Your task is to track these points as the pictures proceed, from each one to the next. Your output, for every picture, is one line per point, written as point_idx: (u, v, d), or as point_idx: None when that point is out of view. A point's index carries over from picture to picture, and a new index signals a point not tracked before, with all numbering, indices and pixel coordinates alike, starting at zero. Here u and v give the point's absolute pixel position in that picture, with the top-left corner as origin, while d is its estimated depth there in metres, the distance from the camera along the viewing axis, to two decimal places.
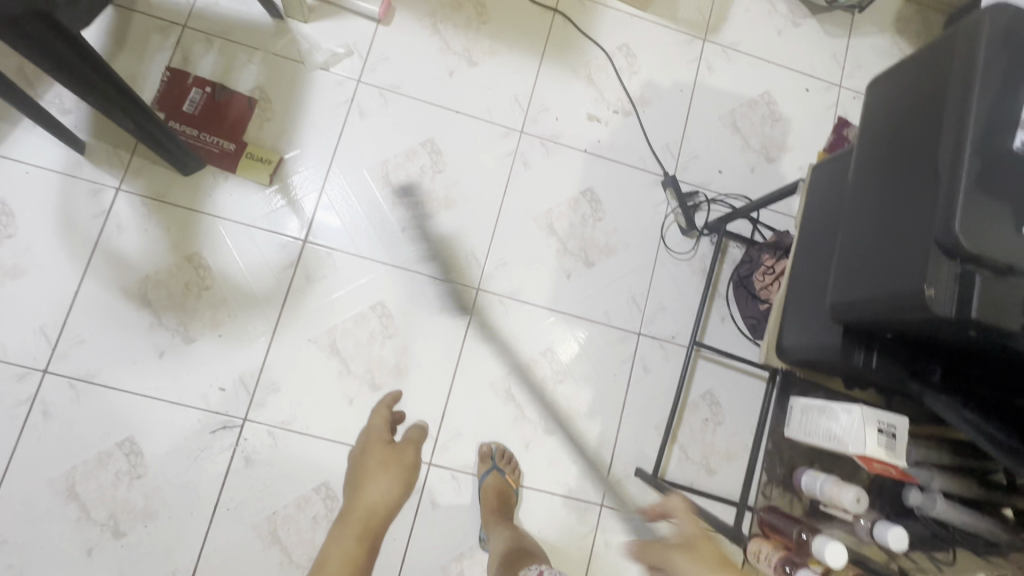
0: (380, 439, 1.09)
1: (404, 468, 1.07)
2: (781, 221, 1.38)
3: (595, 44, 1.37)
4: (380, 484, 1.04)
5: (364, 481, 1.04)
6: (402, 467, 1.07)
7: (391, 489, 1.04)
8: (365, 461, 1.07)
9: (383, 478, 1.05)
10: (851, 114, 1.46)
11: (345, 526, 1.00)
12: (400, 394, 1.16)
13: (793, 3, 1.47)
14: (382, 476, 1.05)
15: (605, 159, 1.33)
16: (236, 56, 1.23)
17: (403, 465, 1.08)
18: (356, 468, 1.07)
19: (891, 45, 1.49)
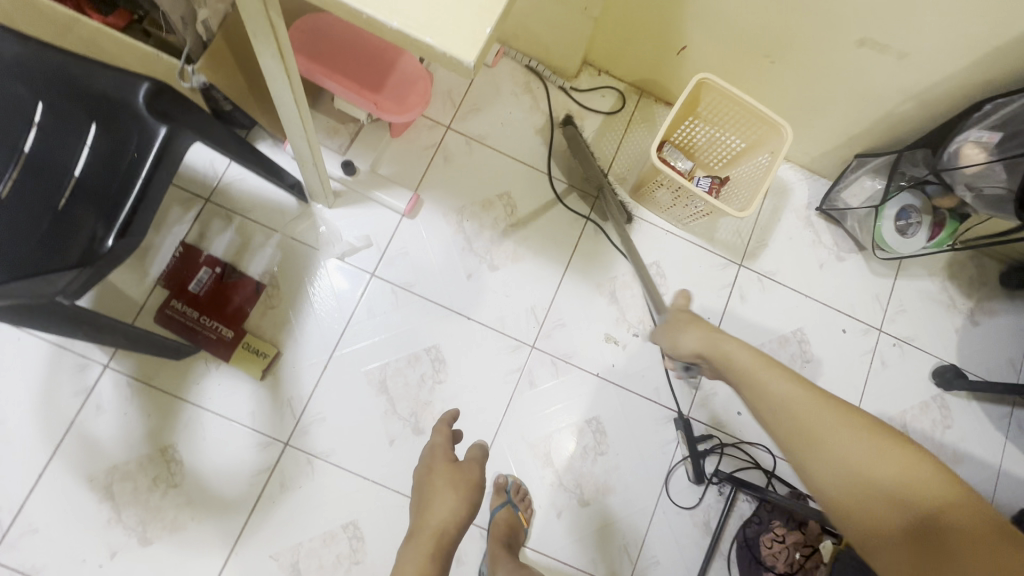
0: (443, 458, 1.01)
1: (469, 486, 0.97)
2: (798, 476, 1.27)
3: (624, 258, 1.32)
4: (447, 502, 0.94)
5: (429, 501, 0.94)
6: (467, 485, 0.97)
7: (457, 508, 0.93)
8: (429, 479, 0.98)
9: (450, 498, 0.94)
10: (889, 363, 1.36)
11: (416, 545, 0.89)
12: (456, 412, 1.09)
13: (839, 235, 1.40)
14: (448, 495, 0.95)
15: (617, 385, 1.26)
16: (253, 237, 1.20)
17: (469, 484, 0.98)
18: (420, 490, 0.98)
19: (939, 291, 1.40)
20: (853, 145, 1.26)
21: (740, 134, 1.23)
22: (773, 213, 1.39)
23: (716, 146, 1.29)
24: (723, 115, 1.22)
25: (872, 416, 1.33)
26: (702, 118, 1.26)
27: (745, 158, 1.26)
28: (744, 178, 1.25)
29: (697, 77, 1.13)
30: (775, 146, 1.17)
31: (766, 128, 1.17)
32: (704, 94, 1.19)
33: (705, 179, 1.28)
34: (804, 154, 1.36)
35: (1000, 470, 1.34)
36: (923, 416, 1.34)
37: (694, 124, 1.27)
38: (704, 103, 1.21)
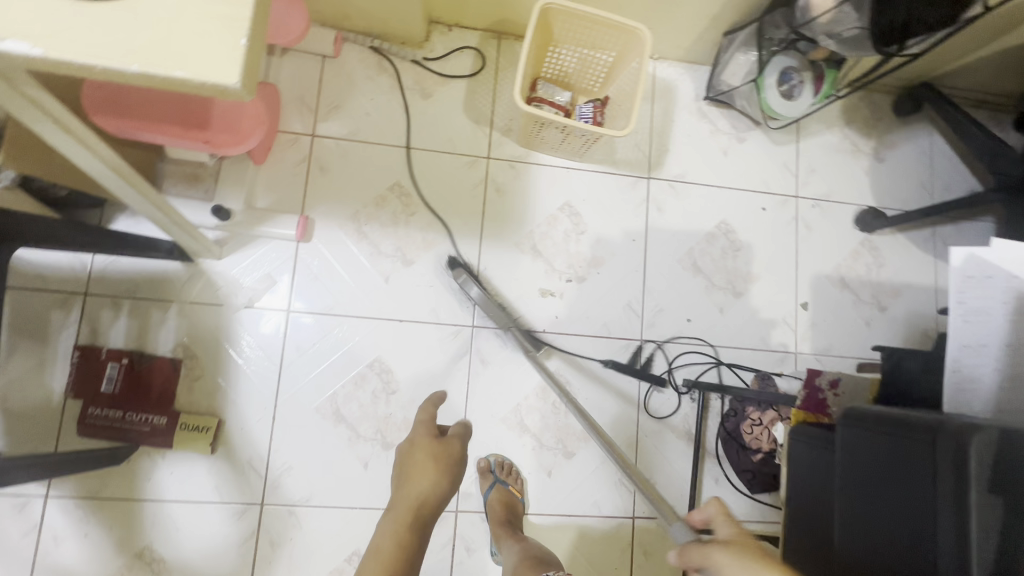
0: (425, 439, 0.96)
1: (451, 463, 0.94)
2: (759, 359, 1.32)
3: (534, 210, 1.29)
4: (426, 480, 0.92)
5: (407, 478, 0.93)
6: (450, 461, 0.94)
7: (437, 485, 0.92)
8: (409, 456, 0.95)
9: (430, 474, 0.93)
10: (813, 225, 1.38)
11: (392, 517, 0.90)
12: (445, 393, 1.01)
13: (734, 117, 1.39)
14: (429, 473, 0.93)
15: (567, 335, 1.26)
16: (150, 315, 1.13)
17: (452, 459, 0.95)
18: (400, 463, 0.96)
19: (841, 140, 1.42)
20: (719, 24, 1.23)
21: (603, 50, 1.19)
22: (665, 115, 1.36)
23: (587, 67, 1.25)
24: (582, 36, 1.17)
25: (812, 279, 1.37)
26: (564, 44, 1.20)
27: (618, 71, 1.22)
28: (622, 92, 1.22)
29: (539, 4, 1.07)
30: (640, 51, 1.13)
31: (626, 35, 1.13)
32: (554, 20, 1.14)
33: (586, 105, 1.24)
34: (677, 47, 1.33)
35: (936, 288, 1.40)
36: (857, 264, 1.39)
37: (557, 53, 1.22)
38: (558, 28, 1.16)
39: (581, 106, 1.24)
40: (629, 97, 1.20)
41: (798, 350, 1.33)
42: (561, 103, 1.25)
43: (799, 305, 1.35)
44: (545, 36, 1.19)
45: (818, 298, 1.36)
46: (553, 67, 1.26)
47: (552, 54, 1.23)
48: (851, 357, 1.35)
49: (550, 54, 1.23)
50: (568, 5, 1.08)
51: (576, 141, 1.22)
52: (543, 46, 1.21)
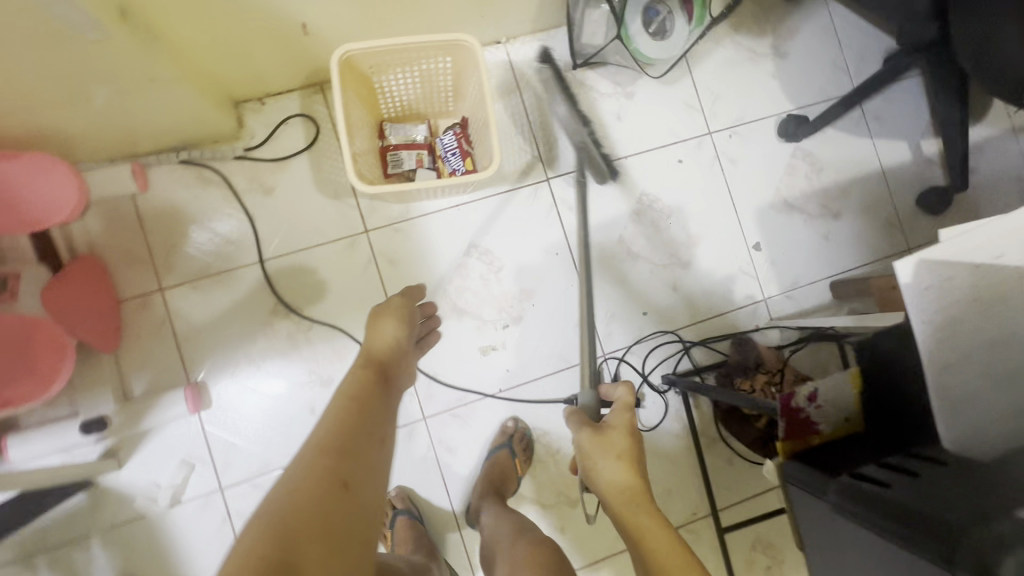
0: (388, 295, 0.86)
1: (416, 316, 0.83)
2: (730, 323, 1.21)
3: (440, 267, 1.13)
4: (390, 325, 0.77)
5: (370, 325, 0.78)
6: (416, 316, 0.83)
7: (405, 330, 0.78)
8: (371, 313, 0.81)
9: (395, 321, 0.79)
10: (737, 157, 1.24)
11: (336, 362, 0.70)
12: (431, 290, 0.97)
13: (614, 72, 1.20)
14: (396, 319, 0.79)
15: (526, 384, 1.13)
16: (73, 559, 0.99)
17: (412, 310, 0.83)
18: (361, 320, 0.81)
19: (736, 52, 1.25)
20: None
21: (434, 68, 0.99)
22: (540, 102, 1.18)
23: (429, 91, 1.05)
24: (403, 64, 0.97)
25: (756, 215, 1.24)
26: (390, 79, 1.01)
27: (463, 84, 1.03)
28: (476, 109, 1.02)
29: (335, 57, 0.87)
30: (473, 61, 0.94)
31: (450, 47, 0.93)
32: (364, 62, 0.94)
33: (446, 135, 1.06)
34: (523, 22, 1.13)
35: (883, 170, 1.29)
36: (795, 179, 1.26)
37: (388, 90, 1.03)
38: (375, 67, 0.96)
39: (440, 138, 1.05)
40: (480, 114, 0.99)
41: (767, 295, 1.23)
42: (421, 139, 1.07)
43: (752, 248, 1.23)
44: (365, 78, 0.99)
45: (768, 232, 1.24)
46: (392, 104, 1.07)
47: (385, 92, 1.03)
48: (821, 279, 1.25)
49: (381, 93, 1.04)
50: (369, 44, 0.89)
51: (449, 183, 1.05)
52: (369, 89, 1.02)
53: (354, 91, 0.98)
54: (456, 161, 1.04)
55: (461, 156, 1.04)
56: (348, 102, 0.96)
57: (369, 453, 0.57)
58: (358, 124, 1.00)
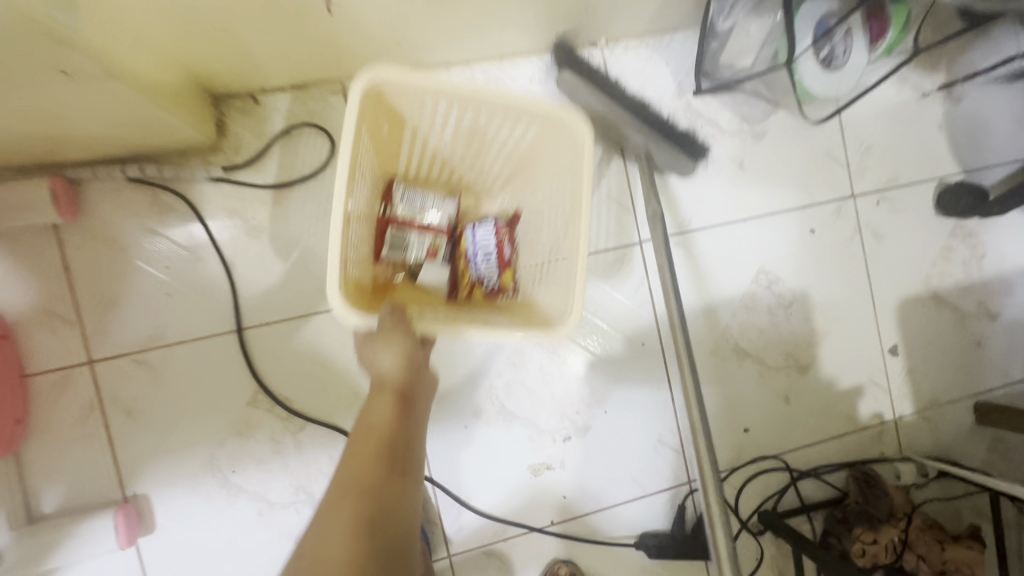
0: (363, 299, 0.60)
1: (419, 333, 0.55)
2: (848, 445, 0.93)
3: (487, 353, 0.83)
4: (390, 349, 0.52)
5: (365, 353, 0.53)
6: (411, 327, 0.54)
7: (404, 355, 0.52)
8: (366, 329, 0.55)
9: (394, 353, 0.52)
10: (883, 231, 0.94)
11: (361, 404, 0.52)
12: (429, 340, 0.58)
13: (741, 105, 0.89)
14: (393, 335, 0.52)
15: (585, 516, 0.85)
16: None
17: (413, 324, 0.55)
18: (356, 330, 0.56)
19: (900, 91, 0.94)
20: None
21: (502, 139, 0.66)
22: None
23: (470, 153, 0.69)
24: (450, 118, 0.63)
25: (896, 310, 0.95)
26: (434, 129, 0.65)
27: (531, 164, 0.68)
28: (540, 204, 0.68)
29: (355, 89, 0.54)
30: (568, 152, 0.62)
31: (540, 118, 0.61)
32: (402, 104, 0.61)
33: (484, 226, 0.69)
34: (632, 21, 0.81)
35: None
36: (950, 267, 0.96)
37: (422, 138, 0.67)
38: (422, 109, 0.62)
39: (472, 230, 0.69)
40: (547, 223, 0.66)
41: (897, 415, 0.95)
42: (433, 227, 0.69)
43: (887, 353, 0.95)
44: (386, 126, 0.64)
45: (909, 333, 0.95)
46: (420, 156, 0.70)
47: (410, 146, 0.68)
48: (966, 398, 0.97)
49: (410, 139, 0.67)
50: (418, 76, 0.56)
51: (467, 299, 0.69)
52: (395, 132, 0.65)
53: (374, 131, 0.62)
54: (487, 273, 0.68)
55: (498, 266, 0.68)
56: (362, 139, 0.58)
57: (408, 488, 0.47)
58: (365, 181, 0.62)
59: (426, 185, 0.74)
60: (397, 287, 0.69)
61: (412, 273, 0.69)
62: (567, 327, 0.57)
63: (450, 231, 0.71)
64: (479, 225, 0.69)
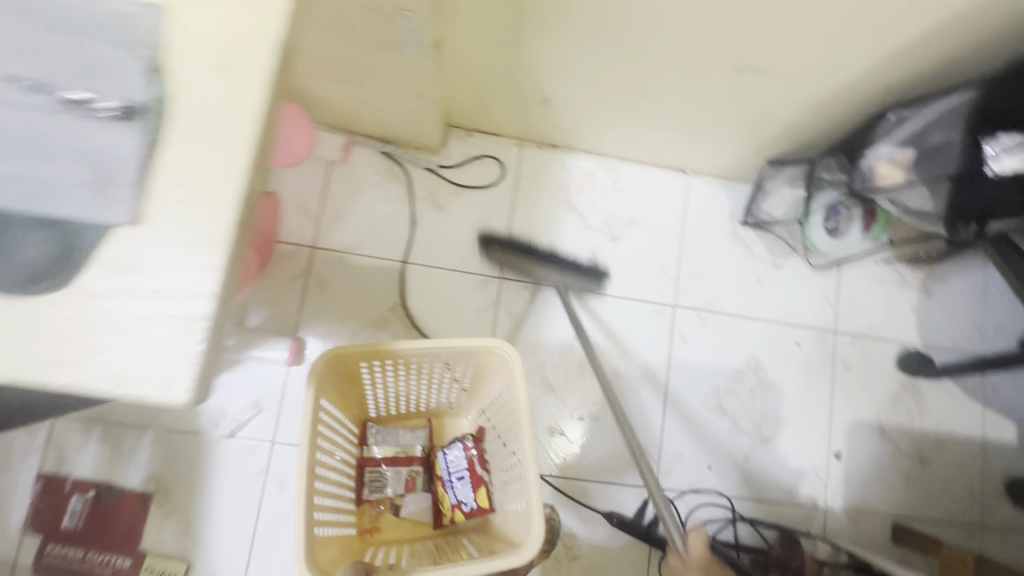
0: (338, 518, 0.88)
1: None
2: (784, 514, 1.19)
3: (549, 338, 1.18)
4: None
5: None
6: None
7: None
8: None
9: None
10: (851, 365, 1.26)
11: None
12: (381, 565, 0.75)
13: (770, 242, 1.27)
14: None
15: (574, 479, 1.14)
16: (122, 442, 1.04)
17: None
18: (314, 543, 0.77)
19: (886, 272, 1.30)
20: (762, 153, 1.12)
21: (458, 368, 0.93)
22: (695, 237, 1.26)
23: (425, 394, 1.01)
24: (393, 364, 0.91)
25: (847, 426, 1.24)
26: (387, 373, 0.94)
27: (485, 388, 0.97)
28: (494, 413, 0.95)
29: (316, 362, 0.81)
30: (504, 368, 0.88)
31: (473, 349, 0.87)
32: (363, 361, 0.88)
33: (456, 450, 0.97)
34: (712, 165, 1.23)
35: (985, 442, 1.27)
36: (897, 410, 1.26)
37: (366, 388, 0.96)
38: (368, 368, 0.90)
39: (445, 454, 0.97)
40: (510, 441, 0.90)
41: (828, 506, 1.21)
42: (408, 456, 0.99)
43: (831, 455, 1.23)
44: (353, 380, 0.93)
45: (853, 447, 1.24)
46: (383, 398, 1.00)
47: (369, 398, 0.99)
48: (887, 517, 1.22)
49: (368, 386, 0.96)
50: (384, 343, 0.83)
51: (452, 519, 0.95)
52: (379, 375, 0.94)
53: (336, 391, 0.91)
54: (464, 492, 0.93)
55: (470, 483, 0.94)
56: (326, 396, 0.87)
57: None
58: (334, 427, 0.90)
59: (401, 420, 1.05)
60: (382, 521, 0.99)
61: (394, 505, 0.98)
62: (531, 549, 0.77)
63: (425, 455, 1.00)
64: (454, 449, 0.97)
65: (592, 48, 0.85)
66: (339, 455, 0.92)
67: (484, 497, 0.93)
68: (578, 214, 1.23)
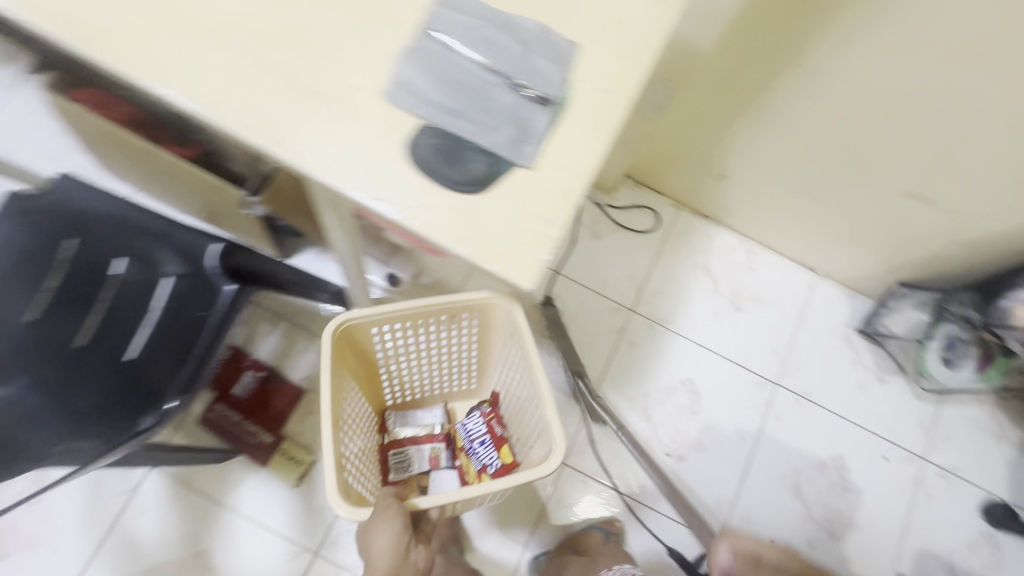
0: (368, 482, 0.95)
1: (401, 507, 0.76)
2: None
3: (658, 375, 1.31)
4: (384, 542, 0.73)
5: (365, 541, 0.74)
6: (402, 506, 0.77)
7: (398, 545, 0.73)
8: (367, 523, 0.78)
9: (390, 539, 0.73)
10: (934, 496, 1.30)
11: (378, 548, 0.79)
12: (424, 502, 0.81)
13: (879, 357, 1.36)
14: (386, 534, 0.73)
15: (647, 508, 1.23)
16: (297, 342, 1.27)
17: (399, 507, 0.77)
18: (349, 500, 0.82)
19: (987, 420, 1.34)
20: (896, 273, 1.25)
21: (455, 338, 1.01)
22: (811, 330, 1.37)
23: (371, 387, 1.06)
24: (412, 334, 0.97)
25: (919, 554, 1.26)
26: (398, 346, 0.99)
27: (493, 351, 1.04)
28: (513, 378, 1.01)
29: (331, 330, 0.87)
30: (494, 323, 0.97)
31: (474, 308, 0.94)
32: (372, 334, 0.95)
33: (475, 418, 1.01)
34: (843, 273, 1.36)
35: None
36: (973, 557, 1.26)
37: (383, 369, 1.03)
38: (380, 341, 0.96)
39: (466, 424, 1.02)
40: (528, 410, 0.96)
41: None
42: (422, 437, 1.05)
43: None
44: (366, 364, 0.99)
45: None
46: (399, 384, 1.08)
47: (387, 378, 1.05)
48: None
49: (385, 369, 1.04)
50: (385, 307, 0.88)
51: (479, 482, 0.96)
52: (390, 355, 1.00)
53: (359, 369, 0.99)
54: (488, 454, 0.96)
55: (493, 445, 0.97)
56: (345, 371, 0.93)
57: None
58: (354, 411, 0.97)
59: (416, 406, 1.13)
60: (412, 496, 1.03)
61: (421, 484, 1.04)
62: (561, 449, 0.81)
63: (445, 433, 1.07)
64: (473, 418, 1.02)
65: (787, 145, 1.04)
66: (359, 437, 0.97)
67: (506, 452, 0.95)
68: (712, 278, 1.38)
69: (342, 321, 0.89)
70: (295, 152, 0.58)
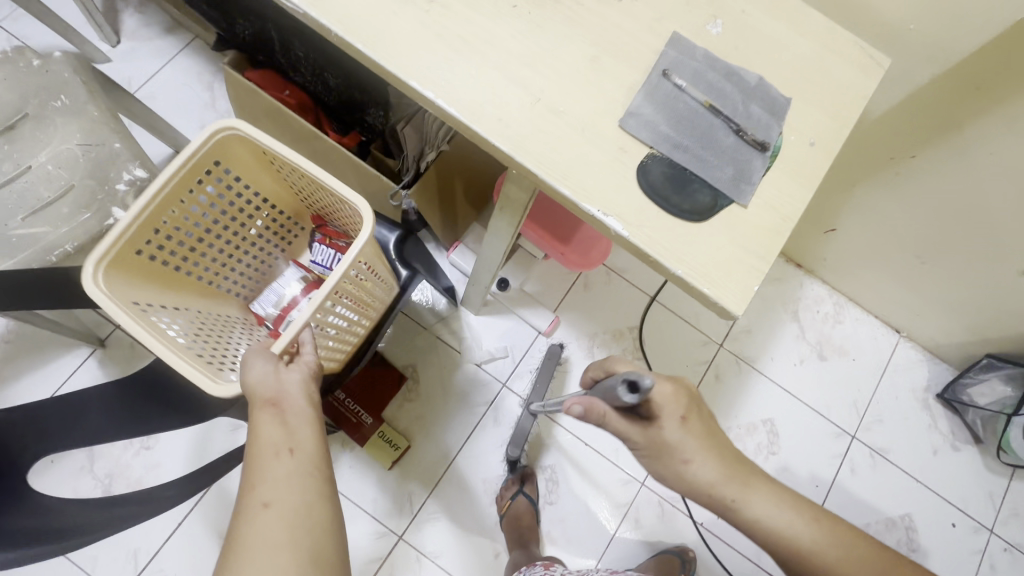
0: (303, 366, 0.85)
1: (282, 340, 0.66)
2: None
3: (740, 410, 1.36)
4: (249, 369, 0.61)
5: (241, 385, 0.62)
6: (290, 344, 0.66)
7: (266, 368, 0.61)
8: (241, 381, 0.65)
9: (257, 364, 0.61)
10: (998, 568, 1.31)
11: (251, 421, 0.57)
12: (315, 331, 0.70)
13: (954, 424, 1.39)
14: (257, 360, 0.62)
15: (720, 539, 1.26)
16: (404, 331, 1.31)
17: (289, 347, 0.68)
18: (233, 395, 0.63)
19: None
20: (987, 345, 1.29)
21: (245, 202, 0.83)
22: (890, 388, 1.41)
23: (231, 286, 0.90)
24: (177, 212, 0.74)
25: None
26: (188, 241, 0.78)
27: (260, 174, 0.81)
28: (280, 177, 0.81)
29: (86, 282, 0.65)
30: (263, 148, 0.75)
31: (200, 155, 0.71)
32: (142, 240, 0.72)
33: (316, 248, 0.92)
34: (928, 337, 1.40)
35: None
36: None
37: (214, 271, 0.86)
38: (155, 242, 0.74)
39: (313, 257, 0.93)
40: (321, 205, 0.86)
41: None
42: (294, 297, 0.93)
43: None
44: (200, 287, 0.84)
45: None
46: (249, 273, 0.92)
47: (218, 271, 0.87)
48: None
49: (207, 273, 0.85)
50: (120, 225, 0.67)
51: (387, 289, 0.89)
52: (216, 259, 0.85)
53: (137, 284, 0.73)
54: (326, 256, 0.90)
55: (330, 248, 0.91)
56: (183, 295, 0.80)
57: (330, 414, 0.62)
58: (216, 322, 0.83)
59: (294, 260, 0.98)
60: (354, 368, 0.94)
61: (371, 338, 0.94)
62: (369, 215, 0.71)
63: (307, 282, 0.94)
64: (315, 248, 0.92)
65: (914, 211, 1.09)
66: (240, 337, 0.85)
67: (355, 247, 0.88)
68: (799, 325, 1.43)
69: (96, 275, 0.66)
70: (540, 163, 0.64)
